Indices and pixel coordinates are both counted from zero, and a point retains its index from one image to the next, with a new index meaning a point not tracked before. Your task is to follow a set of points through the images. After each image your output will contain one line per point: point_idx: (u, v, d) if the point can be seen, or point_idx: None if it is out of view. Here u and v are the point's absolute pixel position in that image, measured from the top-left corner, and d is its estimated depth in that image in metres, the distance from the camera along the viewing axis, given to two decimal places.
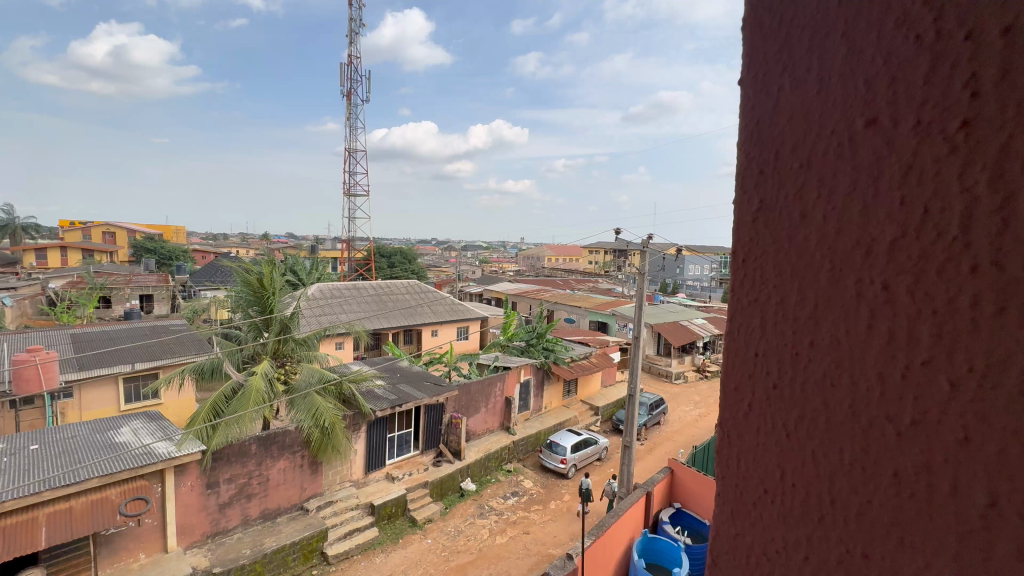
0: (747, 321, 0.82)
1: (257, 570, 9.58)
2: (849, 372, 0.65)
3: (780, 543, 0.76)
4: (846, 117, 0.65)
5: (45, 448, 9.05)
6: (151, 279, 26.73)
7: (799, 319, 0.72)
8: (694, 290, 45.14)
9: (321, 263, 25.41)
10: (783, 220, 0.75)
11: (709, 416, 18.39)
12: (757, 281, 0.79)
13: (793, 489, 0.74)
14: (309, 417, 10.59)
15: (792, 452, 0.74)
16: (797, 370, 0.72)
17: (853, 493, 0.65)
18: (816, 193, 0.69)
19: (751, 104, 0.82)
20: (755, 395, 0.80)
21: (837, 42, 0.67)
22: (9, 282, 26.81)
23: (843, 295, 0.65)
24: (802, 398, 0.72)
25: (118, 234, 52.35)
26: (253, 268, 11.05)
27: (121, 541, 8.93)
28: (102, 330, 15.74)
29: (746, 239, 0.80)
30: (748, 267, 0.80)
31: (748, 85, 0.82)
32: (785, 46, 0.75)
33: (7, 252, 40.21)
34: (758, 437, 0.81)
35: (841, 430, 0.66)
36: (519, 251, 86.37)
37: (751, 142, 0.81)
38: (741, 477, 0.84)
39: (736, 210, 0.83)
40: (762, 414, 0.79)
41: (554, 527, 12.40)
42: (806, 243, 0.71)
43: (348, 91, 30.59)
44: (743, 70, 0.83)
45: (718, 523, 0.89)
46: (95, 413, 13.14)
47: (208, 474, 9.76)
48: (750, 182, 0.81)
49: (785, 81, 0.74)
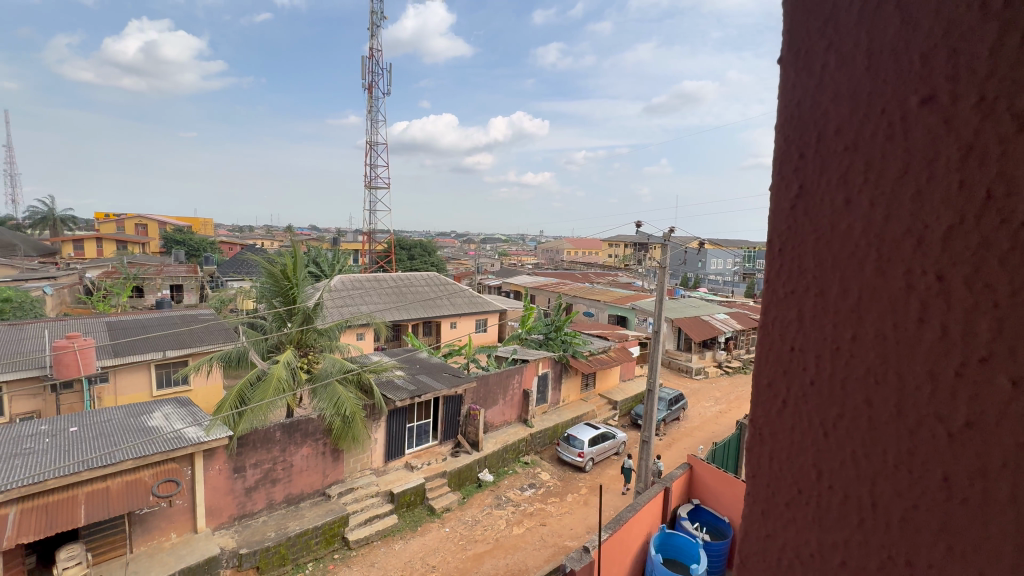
0: (783, 315, 0.79)
1: (281, 553, 9.87)
2: (895, 368, 0.62)
3: (814, 546, 0.75)
4: (899, 94, 0.62)
5: (83, 431, 9.48)
6: (181, 270, 27.65)
7: (840, 313, 0.69)
8: (717, 285, 44.34)
9: (343, 255, 25.86)
10: (825, 207, 0.72)
11: (729, 412, 18.14)
12: (796, 271, 0.76)
13: (830, 490, 0.72)
14: (331, 406, 10.82)
15: (829, 451, 0.72)
16: (838, 366, 0.70)
17: (897, 496, 0.63)
18: (863, 177, 0.67)
19: (792, 85, 0.78)
20: (791, 392, 0.78)
21: (890, 14, 0.63)
22: (49, 272, 28.16)
23: (890, 287, 0.62)
24: (842, 396, 0.70)
25: (151, 226, 54.42)
26: (277, 260, 11.33)
27: (154, 520, 9.32)
28: (136, 318, 16.38)
29: (784, 228, 0.78)
30: (785, 256, 0.77)
31: (788, 65, 0.79)
32: (831, 19, 0.71)
33: (47, 244, 42.14)
34: (792, 436, 0.78)
35: (886, 431, 0.64)
36: (538, 244, 86.29)
37: (790, 125, 0.78)
38: (773, 477, 0.82)
39: (773, 199, 0.80)
40: (797, 410, 0.77)
41: (570, 519, 12.44)
42: (850, 231, 0.68)
43: (369, 85, 31.09)
44: (783, 51, 0.80)
45: (748, 523, 0.87)
46: (129, 398, 13.72)
47: (235, 459, 10.10)
48: (788, 168, 0.78)
49: (831, 58, 0.71)
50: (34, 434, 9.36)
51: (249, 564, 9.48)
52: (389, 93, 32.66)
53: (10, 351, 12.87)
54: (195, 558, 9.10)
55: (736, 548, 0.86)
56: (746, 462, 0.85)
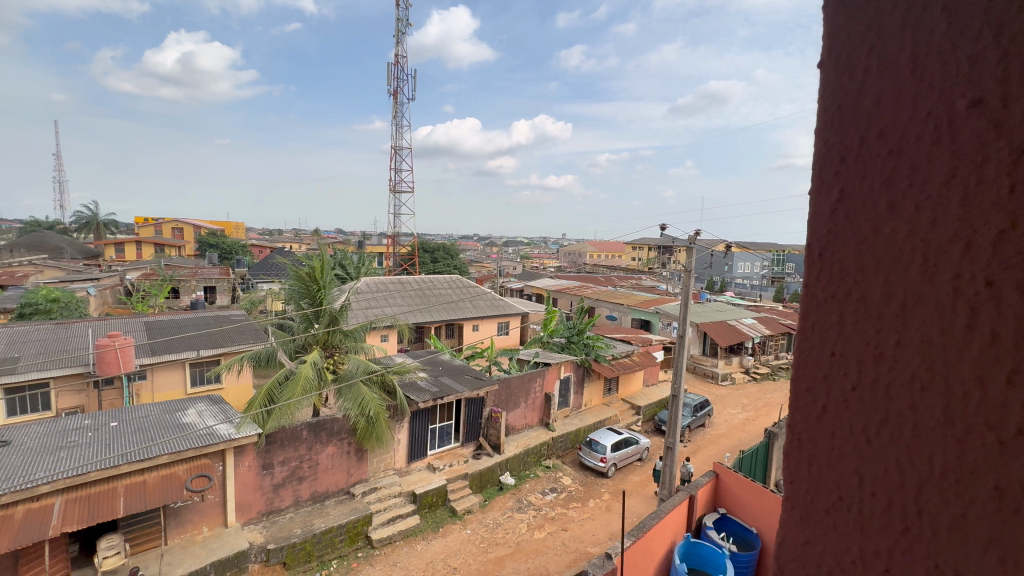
0: (824, 319, 0.77)
1: (307, 550, 10.07)
2: (943, 376, 0.60)
3: (857, 554, 0.73)
4: (946, 98, 0.61)
5: (123, 426, 9.91)
6: (214, 272, 28.64)
7: (883, 317, 0.67)
8: (744, 288, 43.26)
9: (368, 258, 26.34)
10: (867, 210, 0.70)
11: (757, 419, 17.64)
12: (837, 275, 0.74)
13: (874, 498, 0.70)
14: (355, 406, 11.00)
15: (872, 458, 0.70)
16: (881, 371, 0.68)
17: (944, 507, 0.61)
18: (908, 182, 0.65)
19: (832, 88, 0.76)
20: (830, 398, 0.76)
21: (938, 16, 0.61)
22: (93, 274, 29.57)
23: (938, 292, 0.60)
24: (885, 401, 0.68)
25: (186, 230, 56.49)
26: (305, 262, 11.63)
27: (187, 513, 9.64)
28: (172, 318, 17.04)
29: (823, 231, 0.75)
30: (825, 260, 0.75)
31: (829, 67, 0.77)
32: (874, 24, 0.69)
33: (91, 247, 44.32)
34: (832, 442, 0.76)
35: (932, 439, 0.62)
36: (560, 247, 86.06)
37: (830, 129, 0.76)
38: (811, 484, 0.80)
39: (811, 203, 0.78)
40: (837, 416, 0.75)
41: (592, 525, 12.31)
42: (894, 235, 0.66)
43: (394, 91, 31.66)
44: (823, 55, 0.78)
45: (783, 530, 0.85)
46: (165, 395, 14.28)
47: (263, 456, 10.37)
48: (828, 171, 0.76)
49: (874, 62, 0.69)
50: (78, 428, 9.83)
51: (276, 559, 9.72)
52: (413, 99, 33.21)
53: (56, 349, 13.54)
54: (225, 551, 9.37)
55: (772, 554, 0.84)
56: (785, 469, 0.83)
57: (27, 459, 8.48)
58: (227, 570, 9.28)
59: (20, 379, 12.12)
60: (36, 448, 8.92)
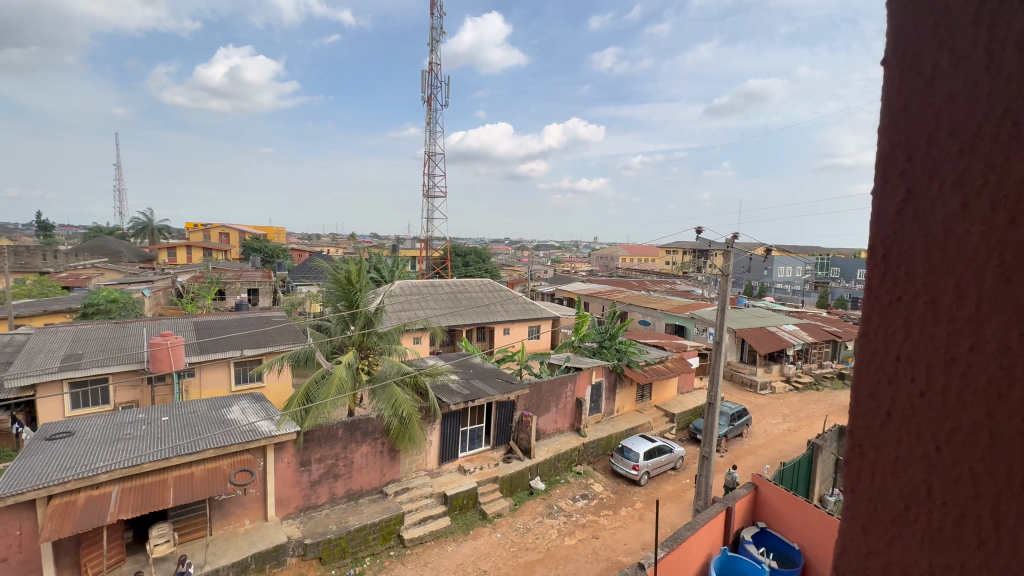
0: (890, 322, 0.76)
1: (342, 546, 10.33)
2: (1014, 383, 0.58)
3: (924, 566, 0.72)
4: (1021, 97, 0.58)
5: (174, 420, 10.48)
6: (257, 276, 29.91)
7: (955, 320, 0.66)
8: (785, 294, 41.61)
9: (402, 262, 26.91)
10: (937, 211, 0.68)
11: (799, 431, 16.90)
12: (902, 279, 0.73)
13: (945, 507, 0.69)
14: (389, 407, 11.23)
15: (942, 467, 0.69)
16: (951, 376, 0.66)
17: (1020, 520, 0.59)
18: (981, 183, 0.63)
19: (896, 87, 0.75)
20: (897, 403, 0.75)
21: (1010, 9, 0.58)
22: (148, 277, 31.45)
23: (1012, 298, 0.58)
24: (956, 410, 0.66)
25: (232, 235, 59.36)
26: (342, 266, 12.00)
27: (231, 506, 10.08)
28: (218, 318, 17.89)
29: (888, 234, 0.75)
30: (890, 263, 0.75)
31: (894, 65, 0.76)
32: (939, 19, 0.67)
33: (147, 251, 47.22)
34: (897, 450, 0.76)
35: (1004, 449, 0.60)
36: (591, 250, 85.42)
37: (895, 129, 0.75)
38: (877, 492, 0.79)
39: (876, 205, 0.77)
40: (903, 423, 0.74)
41: (624, 534, 12.09)
42: (965, 238, 0.64)
43: (428, 98, 32.34)
44: (889, 51, 0.77)
45: (846, 538, 0.85)
46: (212, 392, 14.99)
47: (302, 453, 10.72)
48: (895, 171, 0.75)
49: (944, 59, 0.67)
50: (134, 421, 10.47)
51: (313, 553, 10.01)
52: (446, 105, 33.83)
53: (114, 347, 14.46)
54: (265, 544, 9.72)
55: (834, 558, 0.84)
56: (847, 474, 0.82)
57: (89, 449, 9.09)
58: (267, 562, 9.62)
59: (83, 374, 13.00)
60: (96, 439, 9.54)
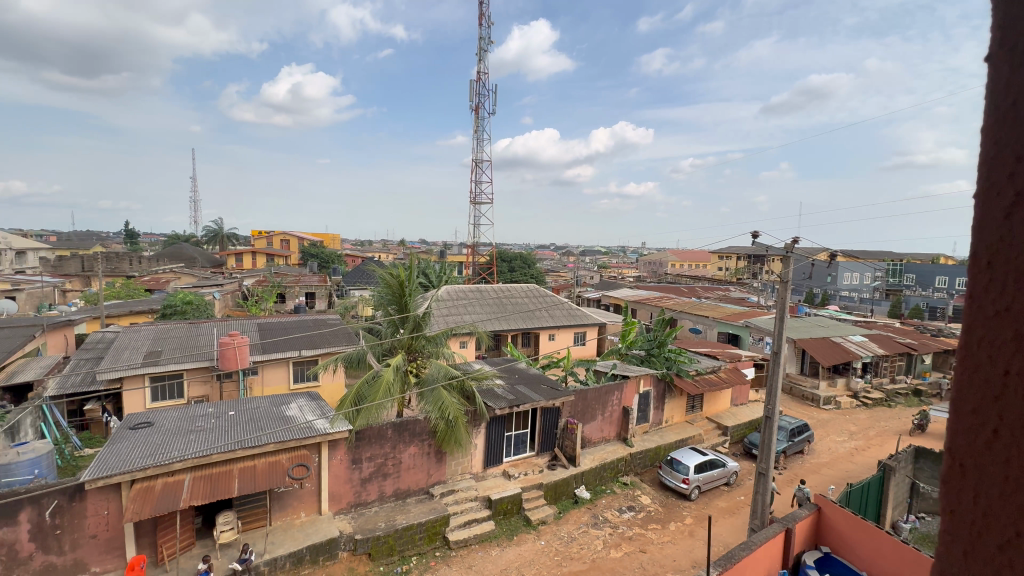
0: (997, 334, 0.74)
1: (390, 544, 10.62)
2: None
3: None
4: None
5: (239, 415, 11.22)
6: (314, 280, 31.54)
7: None
8: (851, 301, 38.85)
9: (449, 267, 27.49)
10: None
11: (868, 450, 15.65)
12: (1008, 287, 0.71)
13: None
14: (435, 409, 11.47)
15: None
16: None
17: None
18: None
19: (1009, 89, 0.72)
20: (1005, 420, 0.72)
21: None
22: (219, 280, 33.94)
23: None
24: None
25: (292, 242, 62.84)
26: (393, 271, 12.44)
27: (289, 498, 10.63)
28: (279, 320, 19.00)
29: (992, 243, 0.73)
30: (997, 272, 0.73)
31: (1004, 65, 0.74)
32: None
33: (218, 257, 51.06)
34: (1007, 470, 0.73)
35: None
36: (639, 255, 83.55)
37: (1005, 132, 0.73)
38: (986, 512, 0.77)
39: (985, 212, 0.76)
40: (1011, 438, 0.72)
41: (673, 550, 11.66)
42: None
43: (476, 107, 33.05)
44: (999, 50, 0.74)
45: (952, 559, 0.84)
46: (273, 389, 15.93)
47: (353, 451, 11.15)
48: (1008, 177, 0.73)
49: None
50: (205, 415, 11.30)
51: (363, 549, 10.37)
52: (494, 113, 34.45)
53: (189, 345, 15.69)
54: (319, 537, 10.16)
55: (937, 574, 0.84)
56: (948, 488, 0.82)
57: (166, 439, 9.90)
58: (321, 555, 10.04)
59: (161, 369, 14.18)
60: (172, 429, 10.37)
